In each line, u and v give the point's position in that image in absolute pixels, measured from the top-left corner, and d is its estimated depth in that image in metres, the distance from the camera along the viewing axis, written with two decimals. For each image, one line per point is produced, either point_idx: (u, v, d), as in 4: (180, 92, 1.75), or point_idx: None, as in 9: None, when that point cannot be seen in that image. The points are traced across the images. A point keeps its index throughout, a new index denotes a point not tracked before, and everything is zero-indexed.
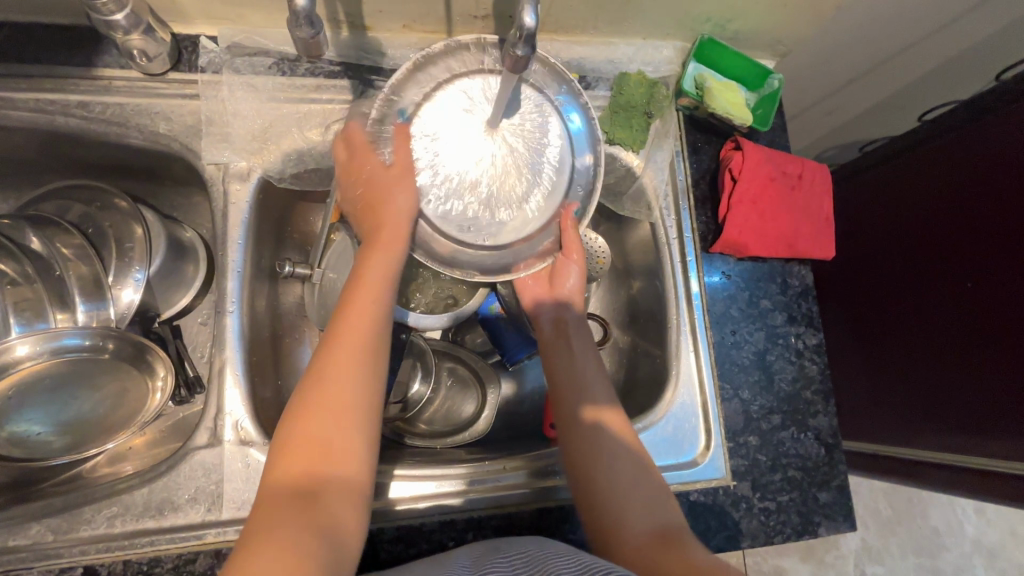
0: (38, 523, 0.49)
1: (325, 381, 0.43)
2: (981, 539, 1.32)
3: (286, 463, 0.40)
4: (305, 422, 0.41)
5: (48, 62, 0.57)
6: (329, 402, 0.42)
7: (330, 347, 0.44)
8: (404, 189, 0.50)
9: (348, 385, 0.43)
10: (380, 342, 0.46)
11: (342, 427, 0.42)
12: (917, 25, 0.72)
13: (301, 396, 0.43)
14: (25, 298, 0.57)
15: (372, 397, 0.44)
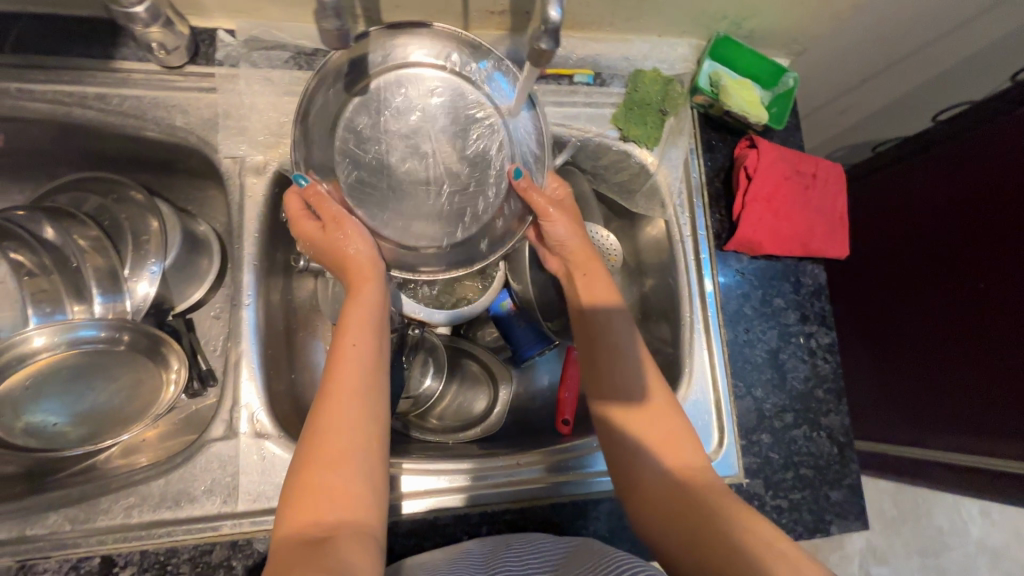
0: (55, 513, 0.49)
1: (317, 438, 0.43)
2: (986, 540, 1.31)
3: (293, 519, 0.40)
4: (305, 472, 0.41)
5: (66, 54, 0.57)
6: (322, 460, 0.42)
7: (321, 396, 0.45)
8: (357, 238, 0.52)
9: (342, 435, 0.43)
10: (369, 383, 0.46)
11: (342, 475, 0.42)
12: (933, 25, 0.72)
13: (298, 457, 0.43)
14: (41, 289, 0.59)
15: (367, 442, 0.44)
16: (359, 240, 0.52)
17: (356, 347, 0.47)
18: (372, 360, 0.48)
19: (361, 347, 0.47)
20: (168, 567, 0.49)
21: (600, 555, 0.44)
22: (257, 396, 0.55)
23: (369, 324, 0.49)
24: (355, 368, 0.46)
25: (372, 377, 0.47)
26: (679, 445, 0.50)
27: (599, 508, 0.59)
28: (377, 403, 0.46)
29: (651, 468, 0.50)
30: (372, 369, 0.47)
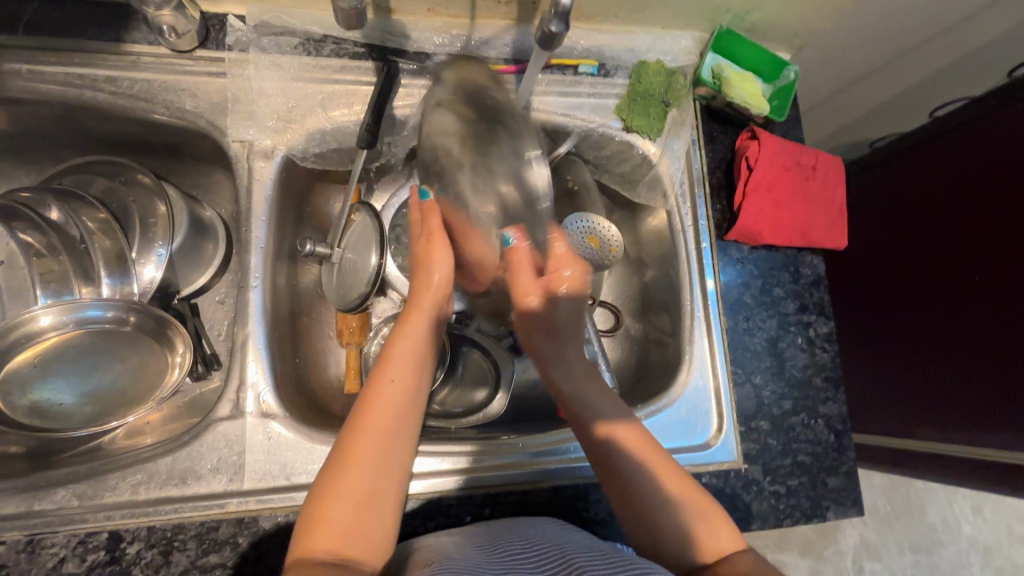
0: (63, 489, 0.50)
1: (344, 467, 0.44)
2: (977, 537, 1.33)
3: (307, 542, 0.41)
4: (330, 497, 0.43)
5: (77, 37, 0.57)
6: (345, 490, 0.43)
7: (357, 422, 0.47)
8: (438, 266, 0.55)
9: (369, 470, 0.44)
10: (406, 417, 0.48)
11: (362, 511, 0.43)
12: (932, 22, 0.73)
13: (321, 484, 0.44)
14: (50, 270, 0.59)
15: (390, 483, 0.45)
16: (439, 267, 0.55)
17: (394, 384, 0.49)
18: (407, 399, 0.49)
19: (397, 383, 0.49)
20: (174, 543, 0.50)
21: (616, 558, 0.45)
22: (263, 377, 0.56)
23: (410, 362, 0.51)
24: (389, 405, 0.48)
25: (406, 416, 0.48)
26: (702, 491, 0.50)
27: (600, 491, 0.59)
28: (406, 440, 0.47)
29: (664, 515, 0.48)
30: (408, 408, 0.49)
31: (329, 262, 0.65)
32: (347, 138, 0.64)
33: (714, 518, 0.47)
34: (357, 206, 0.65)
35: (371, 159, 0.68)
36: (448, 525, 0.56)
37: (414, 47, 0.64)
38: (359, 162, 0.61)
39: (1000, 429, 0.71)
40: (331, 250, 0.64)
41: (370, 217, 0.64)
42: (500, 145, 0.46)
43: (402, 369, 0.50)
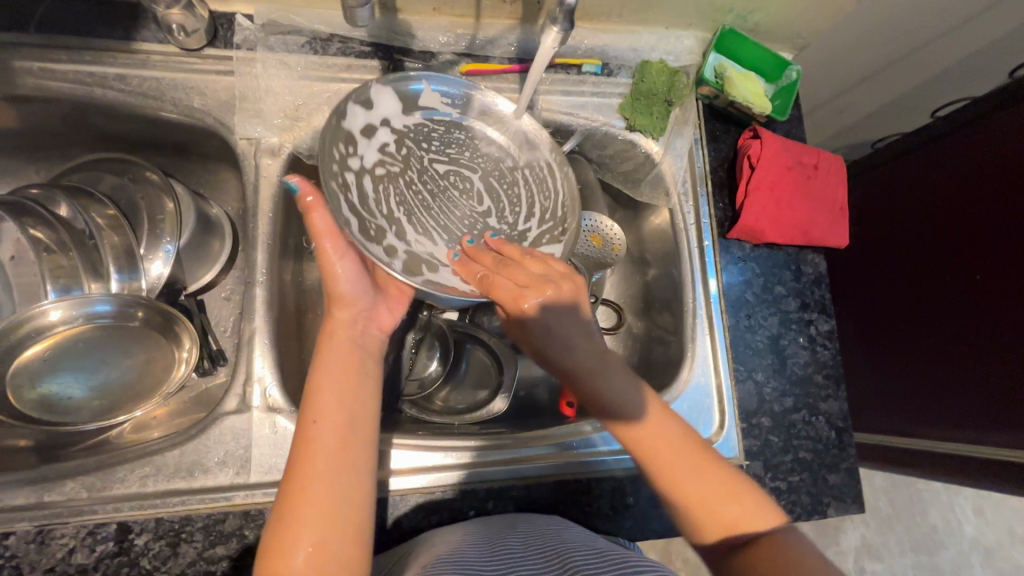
0: (72, 481, 0.51)
1: (285, 523, 0.39)
2: (979, 538, 1.33)
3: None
4: (281, 555, 0.38)
5: (88, 35, 0.58)
6: (295, 542, 0.38)
7: (289, 473, 0.42)
8: (346, 275, 0.53)
9: (313, 518, 0.39)
10: (338, 449, 0.43)
11: (319, 564, 0.38)
12: (933, 23, 0.73)
13: (268, 545, 0.39)
14: (59, 266, 0.58)
15: (339, 522, 0.40)
16: (347, 271, 0.53)
17: (317, 423, 0.44)
18: (342, 428, 0.44)
19: (329, 417, 0.44)
20: (182, 535, 0.51)
21: (620, 556, 0.45)
22: (270, 371, 0.57)
23: (333, 394, 0.46)
24: (324, 442, 0.43)
25: (347, 444, 0.44)
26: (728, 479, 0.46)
27: (603, 486, 0.60)
28: (343, 471, 0.42)
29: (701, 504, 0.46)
30: (345, 435, 0.44)
31: None
32: None
33: (745, 500, 0.45)
34: None
35: None
36: (452, 519, 0.57)
37: (420, 46, 0.64)
38: None
39: (1001, 427, 0.72)
40: None
41: None
42: (406, 201, 0.60)
43: (330, 400, 0.45)
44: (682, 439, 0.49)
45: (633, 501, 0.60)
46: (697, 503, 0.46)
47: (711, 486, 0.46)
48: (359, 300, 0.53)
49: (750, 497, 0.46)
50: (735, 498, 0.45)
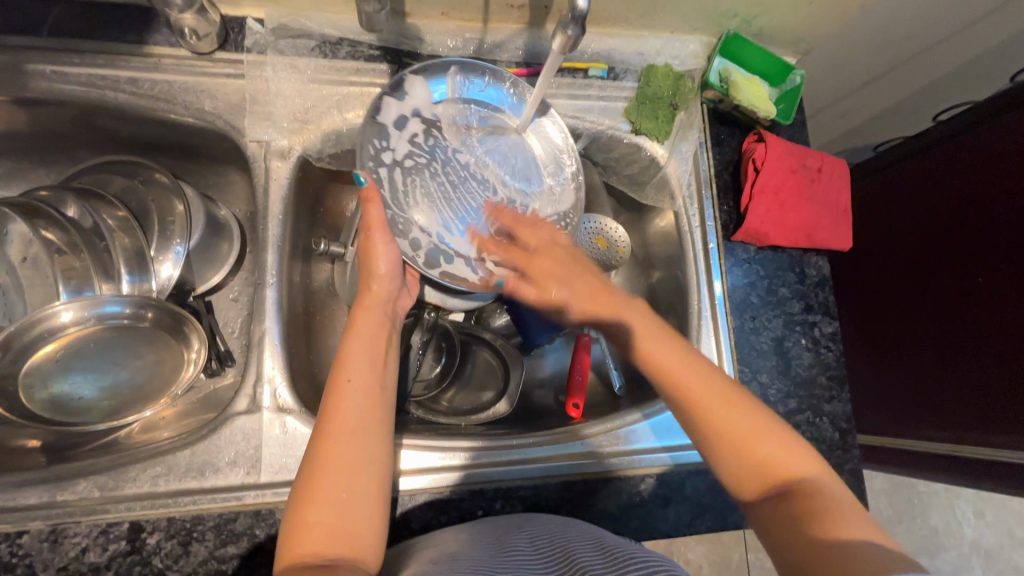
0: (84, 480, 0.51)
1: (314, 471, 0.43)
2: (978, 540, 1.33)
3: (290, 551, 0.40)
4: (305, 506, 0.42)
5: (101, 39, 0.59)
6: (319, 495, 0.42)
7: (319, 429, 0.46)
8: (385, 255, 0.57)
9: (339, 469, 0.44)
10: (367, 411, 0.47)
11: (343, 511, 0.42)
12: (935, 28, 0.74)
13: (295, 494, 0.43)
14: (71, 268, 0.59)
15: (362, 479, 0.44)
16: (387, 254, 0.57)
17: (350, 383, 0.48)
18: (370, 390, 0.49)
19: (357, 378, 0.49)
20: (194, 534, 0.51)
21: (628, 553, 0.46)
22: (280, 371, 0.57)
23: (365, 360, 0.51)
24: (353, 400, 0.47)
25: (372, 407, 0.48)
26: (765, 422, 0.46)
27: (610, 486, 0.61)
28: (370, 433, 0.46)
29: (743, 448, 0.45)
30: (372, 397, 0.48)
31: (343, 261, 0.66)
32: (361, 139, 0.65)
33: (782, 443, 0.45)
34: None
35: None
36: (460, 519, 0.57)
37: (428, 50, 0.65)
38: None
39: (1002, 429, 0.73)
40: (345, 250, 0.65)
41: None
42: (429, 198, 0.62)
43: (359, 364, 0.50)
44: (726, 387, 0.48)
45: (639, 500, 0.61)
46: (729, 443, 0.46)
47: (747, 425, 0.46)
48: (391, 278, 0.58)
49: (788, 442, 0.45)
50: (778, 446, 0.45)
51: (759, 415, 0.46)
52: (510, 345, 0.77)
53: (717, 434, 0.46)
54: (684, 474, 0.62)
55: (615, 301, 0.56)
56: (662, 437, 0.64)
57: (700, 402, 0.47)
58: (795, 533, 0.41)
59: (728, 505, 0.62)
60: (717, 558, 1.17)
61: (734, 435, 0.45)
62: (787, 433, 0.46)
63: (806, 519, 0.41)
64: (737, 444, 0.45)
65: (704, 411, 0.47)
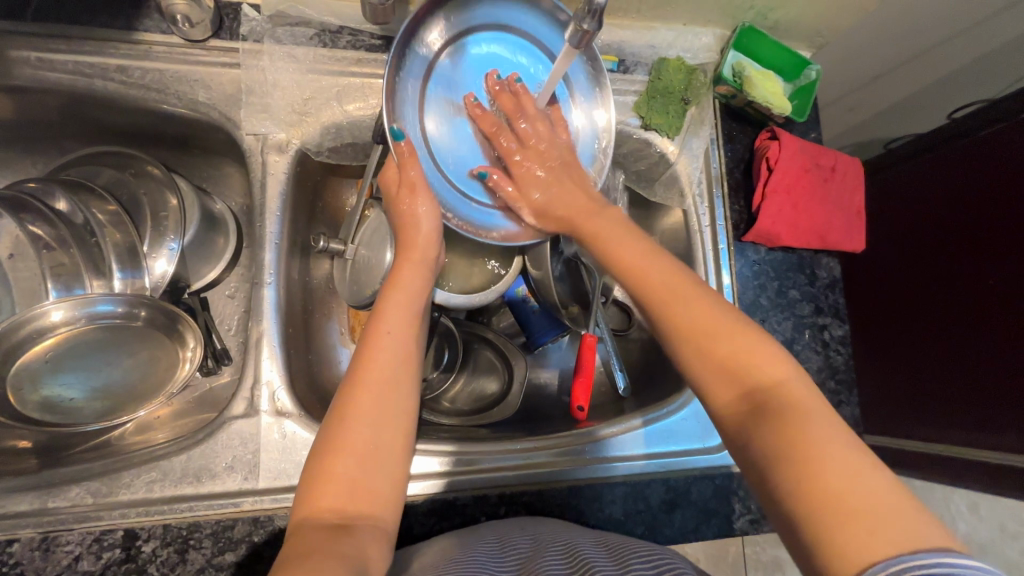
0: (77, 486, 0.50)
1: (347, 423, 0.42)
2: (971, 535, 1.25)
3: (312, 502, 0.39)
4: (332, 453, 0.41)
5: (89, 24, 0.56)
6: (347, 442, 0.41)
7: (354, 375, 0.45)
8: (429, 217, 0.54)
9: (370, 422, 0.42)
10: (406, 367, 0.46)
11: (368, 465, 0.41)
12: (953, 22, 0.72)
13: (320, 444, 0.42)
14: (61, 264, 0.57)
15: (393, 435, 0.43)
16: (427, 210, 0.54)
17: (392, 336, 0.47)
18: (408, 348, 0.47)
19: (399, 335, 0.47)
20: (190, 542, 0.50)
21: (642, 552, 0.46)
22: (278, 374, 0.56)
23: (408, 316, 0.49)
24: (390, 355, 0.46)
25: (407, 367, 0.46)
26: (720, 322, 0.42)
27: (616, 491, 0.59)
28: (408, 392, 0.45)
29: (705, 345, 0.42)
30: (410, 359, 0.47)
31: (343, 259, 0.63)
32: (362, 132, 0.63)
33: (739, 340, 0.41)
34: (371, 202, 0.64)
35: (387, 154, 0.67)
36: (463, 525, 0.56)
37: None
38: (374, 156, 0.60)
39: (997, 432, 0.72)
40: (345, 247, 0.62)
41: (383, 213, 0.63)
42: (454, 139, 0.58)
43: (399, 319, 0.48)
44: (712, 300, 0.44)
45: (645, 506, 0.60)
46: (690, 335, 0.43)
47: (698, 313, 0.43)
48: (435, 239, 0.55)
49: (763, 348, 0.40)
50: (750, 350, 0.40)
51: (744, 328, 0.42)
52: (512, 344, 0.74)
53: (686, 339, 0.43)
54: (690, 479, 0.61)
55: (589, 212, 0.57)
56: (666, 442, 0.63)
57: (671, 309, 0.45)
58: (763, 446, 0.36)
59: (733, 511, 0.61)
60: (714, 551, 1.17)
61: (699, 343, 0.42)
62: (771, 344, 0.41)
63: (773, 435, 0.36)
64: (704, 347, 0.42)
65: (662, 307, 0.45)
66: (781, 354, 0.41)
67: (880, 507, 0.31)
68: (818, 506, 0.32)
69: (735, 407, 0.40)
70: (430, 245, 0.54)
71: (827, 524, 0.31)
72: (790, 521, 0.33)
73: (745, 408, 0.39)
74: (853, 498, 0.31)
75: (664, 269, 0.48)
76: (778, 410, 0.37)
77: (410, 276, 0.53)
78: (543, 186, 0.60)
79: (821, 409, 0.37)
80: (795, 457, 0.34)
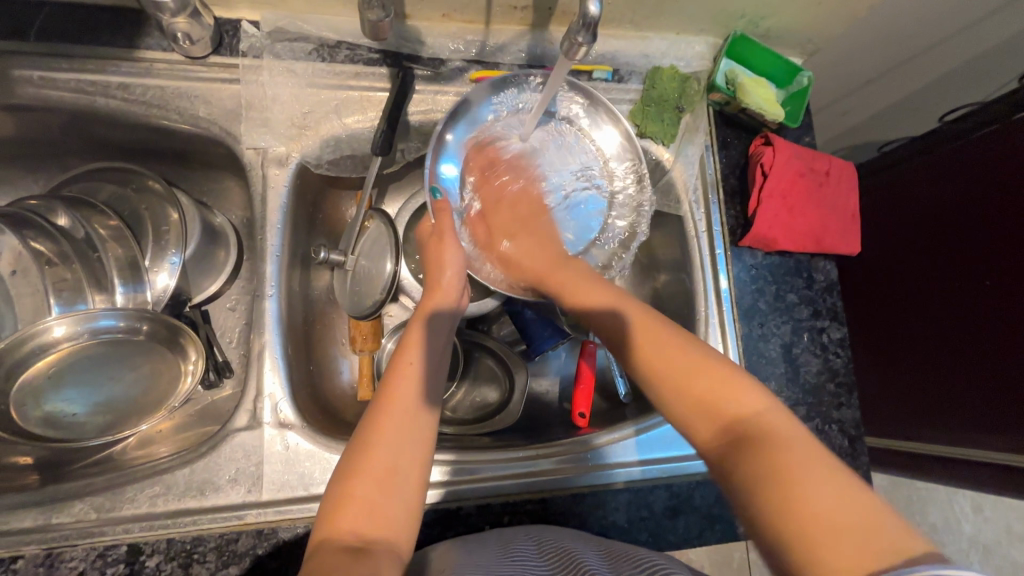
0: (81, 502, 0.50)
1: (368, 447, 0.42)
2: (977, 537, 1.24)
3: (333, 523, 0.39)
4: (353, 478, 0.41)
5: (90, 43, 0.57)
6: (367, 466, 0.41)
7: (378, 402, 0.45)
8: (452, 264, 0.56)
9: (391, 447, 0.43)
10: (427, 396, 0.47)
11: (388, 491, 0.41)
12: (941, 29, 0.73)
13: (342, 468, 0.42)
14: (62, 279, 0.57)
15: (414, 459, 0.43)
16: (455, 257, 0.56)
17: (414, 367, 0.48)
18: (428, 381, 0.48)
19: (419, 365, 0.48)
20: (194, 556, 0.50)
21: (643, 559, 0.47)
22: (280, 387, 0.56)
23: (428, 347, 0.50)
24: (412, 386, 0.46)
25: (428, 394, 0.47)
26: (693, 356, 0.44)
27: (619, 498, 0.59)
28: (428, 420, 0.46)
29: (682, 371, 0.44)
30: (429, 387, 0.48)
31: (344, 270, 0.64)
32: (361, 144, 0.63)
33: (720, 372, 0.42)
34: (370, 214, 0.64)
35: (386, 166, 0.68)
36: (467, 534, 0.56)
37: (429, 53, 0.64)
38: (374, 168, 0.61)
39: (999, 430, 0.71)
40: (346, 258, 0.63)
41: (382, 225, 0.63)
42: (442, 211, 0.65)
43: (420, 352, 0.49)
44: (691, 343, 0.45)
45: (648, 512, 0.60)
46: (664, 373, 0.44)
47: (671, 350, 0.45)
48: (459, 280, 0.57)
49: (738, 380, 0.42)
50: (727, 386, 0.41)
51: (719, 368, 0.43)
52: (513, 352, 0.75)
53: (658, 368, 0.45)
54: (692, 485, 0.61)
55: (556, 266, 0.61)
56: (668, 447, 0.63)
57: (648, 345, 0.47)
58: (740, 472, 0.37)
59: (737, 516, 0.61)
60: (719, 557, 1.17)
61: (678, 374, 0.44)
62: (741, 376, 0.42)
63: (753, 457, 0.37)
64: (684, 393, 0.43)
65: (642, 341, 0.47)
66: (760, 390, 0.41)
67: (855, 522, 0.33)
68: (803, 526, 0.33)
69: (708, 440, 0.41)
70: (455, 288, 0.56)
71: (810, 546, 0.33)
72: (772, 547, 0.35)
73: (723, 435, 0.40)
74: (837, 517, 0.33)
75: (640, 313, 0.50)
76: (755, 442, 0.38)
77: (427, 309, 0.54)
78: (512, 237, 0.65)
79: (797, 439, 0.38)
80: (780, 476, 0.36)
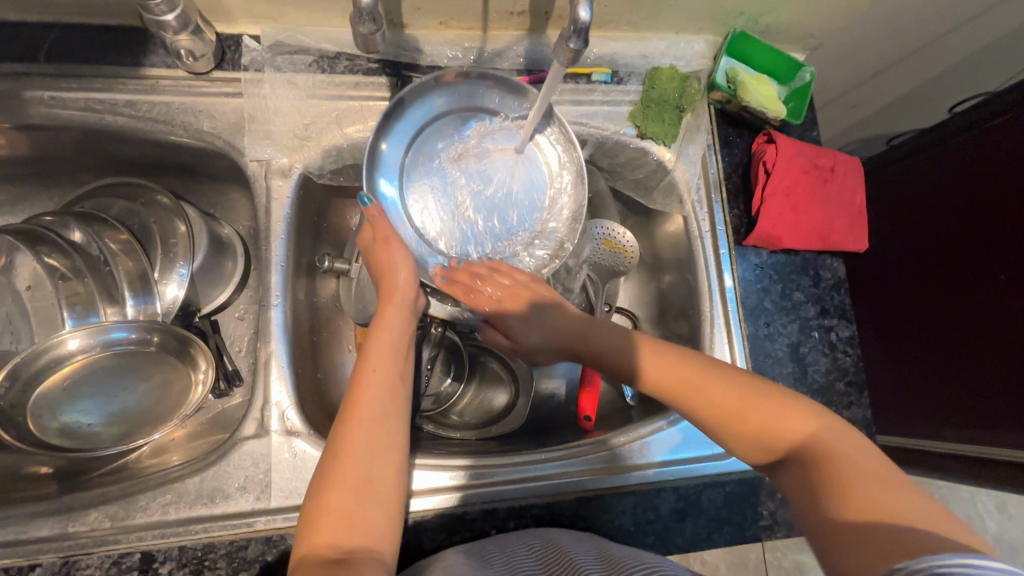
0: (96, 510, 0.51)
1: (339, 459, 0.43)
2: (1002, 535, 1.21)
3: (311, 539, 0.39)
4: (327, 491, 0.41)
5: (97, 62, 0.58)
6: (340, 479, 0.42)
7: (346, 413, 0.45)
8: (404, 265, 0.56)
9: (364, 457, 0.43)
10: (395, 400, 0.47)
11: (363, 497, 0.42)
12: (949, 19, 0.71)
13: (317, 481, 0.42)
14: (75, 293, 0.58)
15: (386, 466, 0.44)
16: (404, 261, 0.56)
17: (376, 373, 0.48)
18: (395, 385, 0.48)
19: (384, 373, 0.48)
20: (205, 562, 0.51)
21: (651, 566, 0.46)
22: (287, 395, 0.57)
23: (392, 352, 0.51)
24: (377, 391, 0.47)
25: (394, 400, 0.47)
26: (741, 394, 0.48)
27: (625, 501, 0.59)
28: (396, 426, 0.46)
29: (744, 415, 0.47)
30: (395, 394, 0.48)
31: (348, 278, 0.65)
32: (363, 153, 0.64)
33: (770, 406, 0.46)
34: None
35: None
36: (473, 539, 0.56)
37: (427, 62, 0.64)
38: None
39: (1018, 428, 0.69)
40: (350, 267, 0.64)
41: None
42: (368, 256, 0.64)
43: (384, 359, 0.49)
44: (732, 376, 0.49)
45: (655, 515, 0.59)
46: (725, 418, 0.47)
47: (720, 392, 0.48)
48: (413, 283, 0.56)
49: (796, 411, 0.45)
50: (786, 419, 0.45)
51: (763, 395, 0.47)
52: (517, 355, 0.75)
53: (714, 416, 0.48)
54: (699, 487, 0.61)
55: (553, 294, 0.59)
56: (675, 451, 0.63)
57: (692, 392, 0.50)
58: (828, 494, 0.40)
59: (745, 518, 0.61)
60: (735, 559, 1.16)
61: (740, 417, 0.47)
62: (789, 404, 0.46)
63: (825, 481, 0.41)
64: (740, 427, 0.46)
65: (691, 384, 0.50)
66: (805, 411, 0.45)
67: (924, 516, 0.36)
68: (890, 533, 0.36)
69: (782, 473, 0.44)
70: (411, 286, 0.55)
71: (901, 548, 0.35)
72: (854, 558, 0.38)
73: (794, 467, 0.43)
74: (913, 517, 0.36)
75: (676, 357, 0.53)
76: (821, 460, 0.42)
77: (391, 314, 0.54)
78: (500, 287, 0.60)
79: (852, 448, 0.42)
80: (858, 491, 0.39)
